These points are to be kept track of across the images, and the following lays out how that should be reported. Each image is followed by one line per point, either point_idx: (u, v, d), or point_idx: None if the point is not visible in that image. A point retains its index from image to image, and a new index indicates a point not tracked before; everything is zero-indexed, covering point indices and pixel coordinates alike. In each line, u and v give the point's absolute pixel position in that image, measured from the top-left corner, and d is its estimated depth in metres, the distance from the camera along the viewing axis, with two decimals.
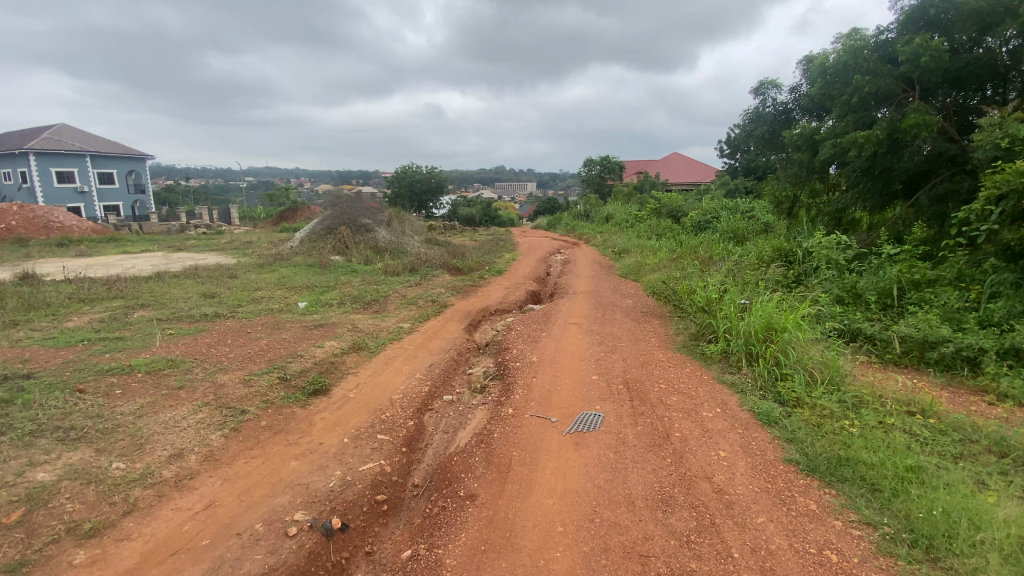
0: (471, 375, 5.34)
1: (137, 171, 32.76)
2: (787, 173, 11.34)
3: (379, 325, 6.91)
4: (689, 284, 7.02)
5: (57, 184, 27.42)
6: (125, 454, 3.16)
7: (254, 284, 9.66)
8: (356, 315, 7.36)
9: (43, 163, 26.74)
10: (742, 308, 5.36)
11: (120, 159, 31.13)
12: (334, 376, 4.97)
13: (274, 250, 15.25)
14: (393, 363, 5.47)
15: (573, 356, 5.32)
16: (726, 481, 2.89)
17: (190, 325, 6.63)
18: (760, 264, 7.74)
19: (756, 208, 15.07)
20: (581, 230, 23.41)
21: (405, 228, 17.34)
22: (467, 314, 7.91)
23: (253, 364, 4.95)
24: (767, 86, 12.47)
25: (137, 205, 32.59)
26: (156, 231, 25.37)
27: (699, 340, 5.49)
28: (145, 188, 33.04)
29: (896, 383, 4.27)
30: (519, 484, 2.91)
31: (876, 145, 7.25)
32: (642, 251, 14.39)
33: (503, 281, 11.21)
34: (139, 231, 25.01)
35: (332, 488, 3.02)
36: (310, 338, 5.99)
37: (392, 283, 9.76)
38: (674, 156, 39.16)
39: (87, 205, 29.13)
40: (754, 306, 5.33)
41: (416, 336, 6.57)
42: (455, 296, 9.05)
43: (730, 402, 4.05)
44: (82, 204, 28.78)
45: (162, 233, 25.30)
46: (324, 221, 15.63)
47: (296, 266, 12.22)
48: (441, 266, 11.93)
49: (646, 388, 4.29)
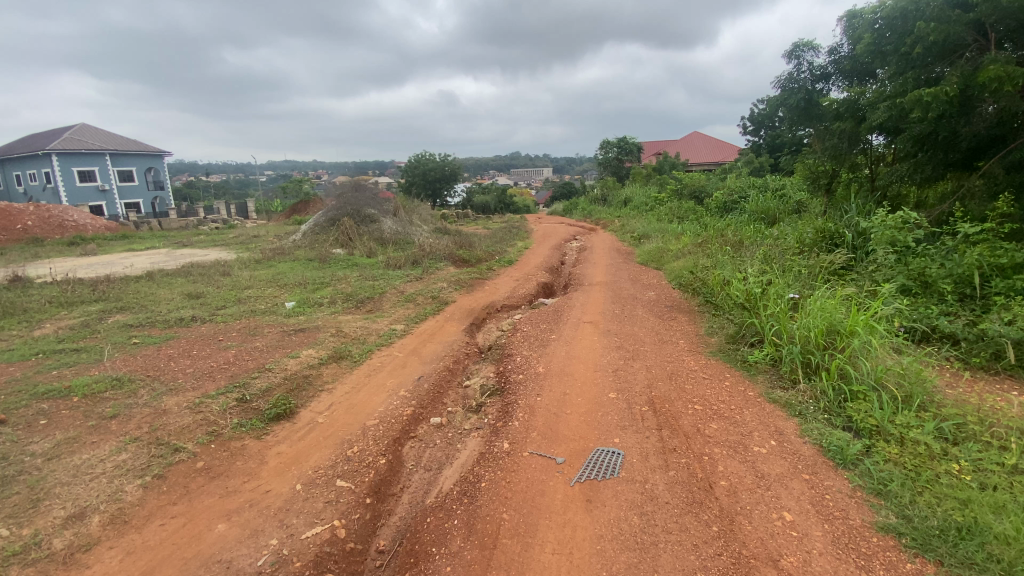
0: (466, 390, 4.57)
1: (154, 167, 32.74)
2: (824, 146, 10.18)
3: (369, 327, 6.18)
4: (723, 274, 6.09)
5: (80, 184, 27.54)
6: (11, 516, 2.51)
7: (246, 282, 9.04)
8: (346, 316, 6.65)
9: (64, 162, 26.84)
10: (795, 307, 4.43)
11: (139, 157, 31.00)
12: (302, 398, 4.26)
13: (277, 244, 14.66)
14: (377, 375, 4.73)
15: (586, 363, 4.50)
16: (800, 567, 2.05)
17: (162, 331, 5.99)
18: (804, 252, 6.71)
19: (786, 187, 13.96)
20: (598, 215, 22.45)
21: (413, 218, 16.64)
22: (470, 312, 7.14)
23: (211, 382, 4.24)
24: (801, 49, 11.16)
25: (157, 202, 32.80)
26: (171, 228, 25.30)
27: (738, 344, 4.58)
28: (164, 185, 33.17)
29: (1000, 400, 3.36)
30: (507, 570, 2.12)
31: (945, 104, 6.12)
32: (663, 236, 13.37)
33: (514, 273, 10.41)
34: (155, 227, 24.95)
35: (260, 569, 2.28)
36: (287, 346, 5.29)
37: (391, 277, 9.04)
38: (695, 135, 37.55)
39: (109, 203, 29.15)
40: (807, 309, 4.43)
41: (409, 340, 5.81)
42: (459, 290, 8.29)
43: (788, 430, 3.19)
44: (103, 203, 28.95)
45: (178, 229, 25.24)
46: (327, 215, 15.02)
47: (294, 261, 11.61)
48: (446, 257, 11.13)
49: (678, 411, 3.44)
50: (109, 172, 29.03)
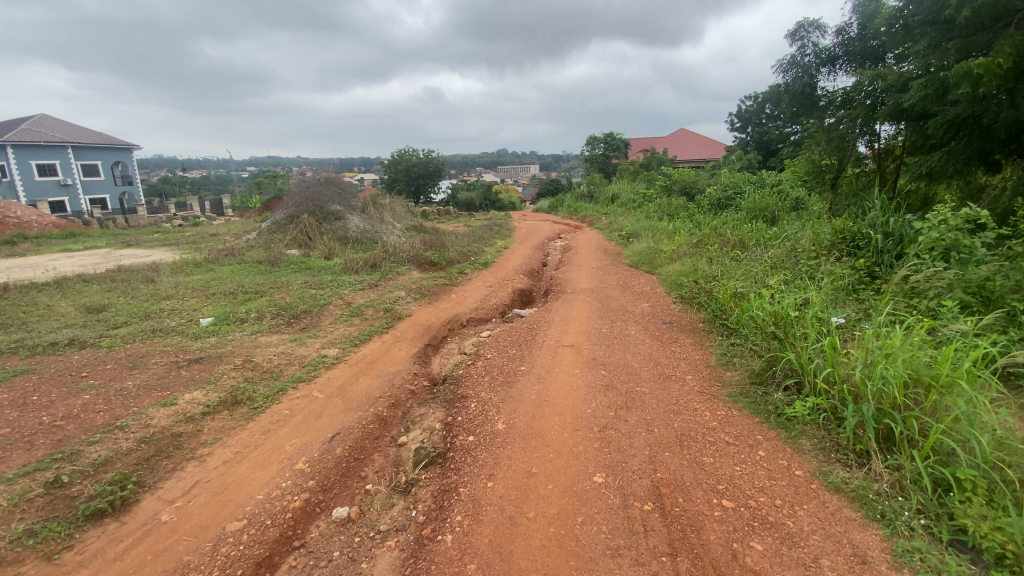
0: (400, 450, 3.32)
1: (121, 161, 30.78)
2: (829, 137, 8.96)
3: (293, 352, 4.87)
4: (735, 287, 4.91)
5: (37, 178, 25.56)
6: None
7: (167, 291, 7.66)
8: (269, 337, 5.35)
9: (21, 156, 24.94)
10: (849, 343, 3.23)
11: (101, 150, 29.03)
12: (157, 472, 3.07)
13: (230, 244, 13.19)
14: (277, 433, 3.46)
15: (564, 414, 3.26)
16: None
17: (18, 363, 4.65)
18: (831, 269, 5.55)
19: (784, 182, 12.91)
20: (585, 211, 21.30)
21: (384, 215, 15.26)
22: (428, 328, 5.84)
23: (21, 454, 3.09)
24: (806, 28, 9.73)
25: (125, 198, 30.92)
26: (138, 225, 23.68)
27: (767, 387, 3.38)
28: (133, 180, 31.28)
29: None
30: None
31: (996, 81, 4.82)
32: (654, 234, 12.21)
33: (488, 277, 9.17)
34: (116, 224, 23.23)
35: None
36: (168, 386, 4.02)
37: (341, 282, 7.71)
38: (681, 132, 36.69)
39: (69, 199, 27.21)
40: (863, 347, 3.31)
41: (340, 370, 4.52)
42: (418, 299, 7.00)
43: (874, 555, 2.00)
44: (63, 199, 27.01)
45: (144, 227, 23.67)
46: (286, 212, 13.57)
47: (239, 263, 10.20)
48: (413, 259, 9.80)
49: (698, 516, 2.23)
50: (70, 166, 27.06)
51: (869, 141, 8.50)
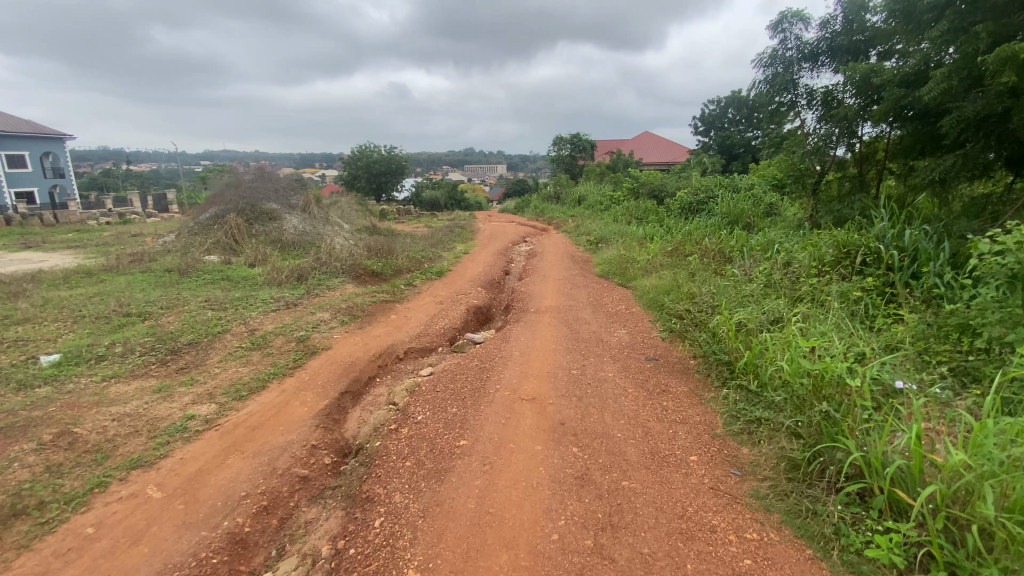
0: None
1: (55, 152, 27.58)
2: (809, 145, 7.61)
3: (147, 413, 3.51)
4: (743, 320, 3.90)
5: None
6: None
7: (26, 312, 6.03)
8: (125, 385, 3.95)
9: None
10: (936, 436, 2.17)
11: (30, 140, 26.01)
12: None
13: (144, 248, 11.36)
14: None
15: (513, 547, 2.08)
16: None
17: None
18: (845, 298, 4.60)
19: (758, 185, 12.18)
20: (551, 214, 20.30)
21: (329, 215, 13.71)
22: (350, 366, 4.54)
23: None
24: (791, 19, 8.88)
25: (57, 190, 27.73)
26: (64, 224, 21.14)
27: (816, 488, 2.29)
28: (66, 173, 28.12)
29: None
30: None
31: None
32: (625, 240, 11.21)
33: (439, 290, 7.91)
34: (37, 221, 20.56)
35: None
36: None
37: (255, 300, 6.30)
38: (647, 134, 36.29)
39: None
40: (950, 433, 2.25)
41: (205, 443, 3.20)
42: (347, 323, 5.68)
43: None
44: None
45: (71, 225, 21.13)
46: (213, 210, 11.86)
47: (143, 273, 8.55)
48: (352, 269, 8.41)
49: None
50: None
51: (849, 144, 7.22)
